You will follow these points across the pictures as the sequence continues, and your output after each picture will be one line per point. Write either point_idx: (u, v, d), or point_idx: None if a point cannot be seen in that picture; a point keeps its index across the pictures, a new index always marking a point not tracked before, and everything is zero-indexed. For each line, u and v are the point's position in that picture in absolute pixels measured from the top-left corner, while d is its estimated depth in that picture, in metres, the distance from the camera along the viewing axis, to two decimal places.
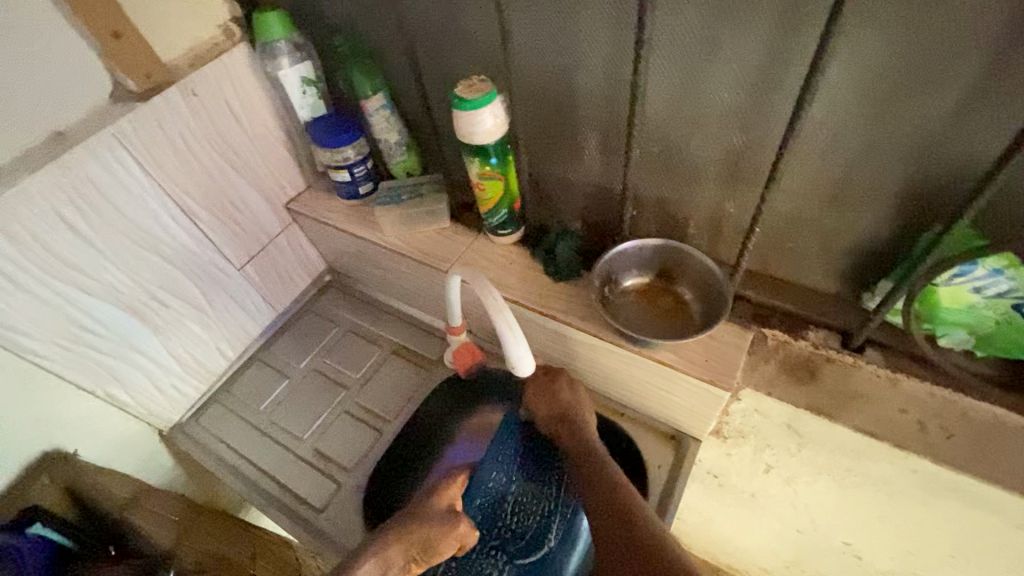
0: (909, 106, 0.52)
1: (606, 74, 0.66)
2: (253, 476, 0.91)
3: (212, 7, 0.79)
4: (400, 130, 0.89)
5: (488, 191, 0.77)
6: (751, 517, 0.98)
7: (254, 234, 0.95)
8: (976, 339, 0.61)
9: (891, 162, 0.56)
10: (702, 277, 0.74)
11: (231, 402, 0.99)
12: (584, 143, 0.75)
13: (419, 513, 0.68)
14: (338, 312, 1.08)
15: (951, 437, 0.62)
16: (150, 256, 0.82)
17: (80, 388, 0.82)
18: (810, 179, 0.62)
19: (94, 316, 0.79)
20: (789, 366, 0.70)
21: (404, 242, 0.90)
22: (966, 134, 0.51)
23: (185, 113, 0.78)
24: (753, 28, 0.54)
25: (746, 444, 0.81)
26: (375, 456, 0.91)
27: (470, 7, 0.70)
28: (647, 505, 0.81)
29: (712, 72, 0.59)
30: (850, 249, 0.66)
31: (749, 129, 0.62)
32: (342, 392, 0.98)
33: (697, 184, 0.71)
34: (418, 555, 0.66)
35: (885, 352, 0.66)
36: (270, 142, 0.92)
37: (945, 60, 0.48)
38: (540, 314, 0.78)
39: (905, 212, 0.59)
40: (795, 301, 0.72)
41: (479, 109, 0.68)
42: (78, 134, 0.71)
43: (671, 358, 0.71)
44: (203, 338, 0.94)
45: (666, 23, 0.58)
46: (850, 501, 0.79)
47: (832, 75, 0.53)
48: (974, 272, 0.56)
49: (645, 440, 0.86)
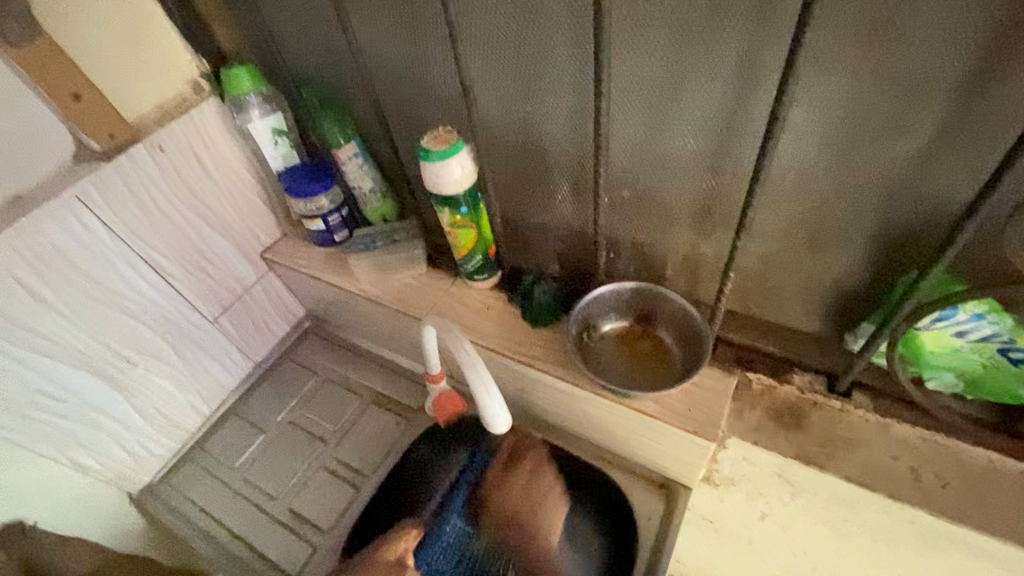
0: (874, 151, 0.51)
1: (570, 122, 0.66)
2: (224, 540, 0.88)
3: (180, 64, 0.80)
4: (374, 176, 0.88)
5: (461, 239, 0.76)
6: (752, 563, 0.93)
7: (228, 286, 0.93)
8: (963, 383, 0.60)
9: (862, 204, 0.55)
10: (680, 320, 0.72)
11: (205, 460, 0.96)
12: (555, 189, 0.74)
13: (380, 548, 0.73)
14: (316, 359, 1.05)
15: (945, 485, 0.59)
16: (118, 316, 0.80)
17: (43, 455, 0.79)
18: (781, 222, 0.61)
19: (58, 380, 0.76)
20: (775, 413, 0.67)
21: (377, 288, 0.88)
22: (935, 177, 0.50)
23: (153, 171, 0.77)
24: (712, 74, 0.54)
25: (737, 491, 0.78)
26: (355, 513, 0.87)
27: (433, 60, 0.70)
28: (637, 557, 0.77)
29: (674, 118, 0.59)
30: (830, 290, 0.64)
31: (716, 173, 0.61)
32: (320, 446, 0.95)
33: (671, 227, 0.69)
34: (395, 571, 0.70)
35: (873, 397, 0.66)
36: (242, 192, 0.90)
37: (908, 106, 0.47)
38: (515, 361, 0.76)
39: (881, 253, 0.58)
40: (778, 343, 0.72)
41: (445, 160, 0.67)
42: (37, 197, 0.69)
43: (651, 407, 0.68)
44: (175, 396, 0.92)
45: (623, 72, 0.58)
46: (848, 547, 0.74)
47: (794, 122, 0.52)
48: (955, 316, 0.54)
49: (632, 488, 0.82)
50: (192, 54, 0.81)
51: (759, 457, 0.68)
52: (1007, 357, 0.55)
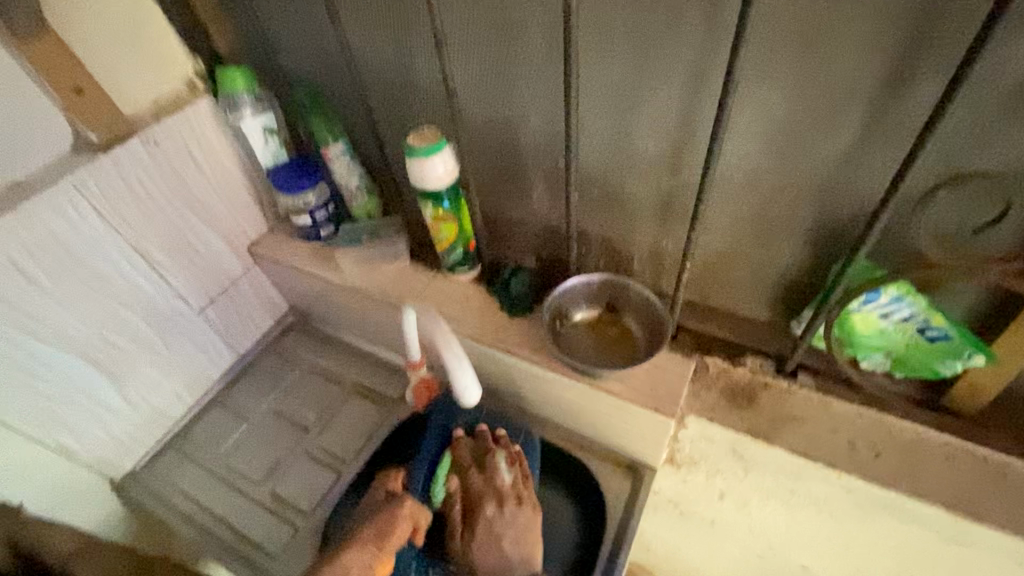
0: (807, 151, 0.58)
1: (544, 125, 0.72)
2: (207, 523, 0.90)
3: (176, 62, 0.83)
4: (360, 175, 0.93)
5: (442, 232, 0.81)
6: (714, 546, 0.99)
7: (215, 278, 0.97)
8: (891, 360, 0.66)
9: (801, 199, 0.62)
10: (645, 309, 0.78)
11: (188, 447, 0.98)
12: (531, 188, 0.80)
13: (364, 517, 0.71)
14: (300, 352, 1.08)
15: (878, 455, 0.66)
16: (108, 303, 0.83)
17: (30, 438, 0.80)
18: (731, 218, 0.67)
19: (50, 365, 0.79)
20: (730, 393, 0.74)
21: (361, 280, 0.92)
22: (859, 174, 0.57)
23: (148, 164, 0.81)
24: (667, 83, 0.61)
25: (698, 471, 0.84)
26: (336, 497, 0.90)
27: (419, 65, 0.76)
28: (607, 528, 0.82)
29: (636, 121, 0.65)
30: (775, 281, 0.71)
31: (674, 173, 0.68)
32: (303, 433, 0.98)
33: (637, 223, 0.76)
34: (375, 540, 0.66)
35: (816, 376, 0.71)
36: (231, 187, 0.94)
37: (832, 113, 0.54)
38: (494, 348, 0.81)
39: (819, 244, 0.65)
40: (734, 330, 0.78)
41: (429, 157, 0.73)
42: (36, 185, 0.72)
43: (618, 387, 0.74)
44: (161, 383, 0.94)
45: (595, 78, 0.64)
46: (798, 520, 0.81)
47: (737, 126, 0.59)
48: (879, 299, 0.62)
49: (601, 469, 0.87)
50: (189, 54, 0.85)
51: (716, 434, 0.74)
52: (926, 336, 0.63)
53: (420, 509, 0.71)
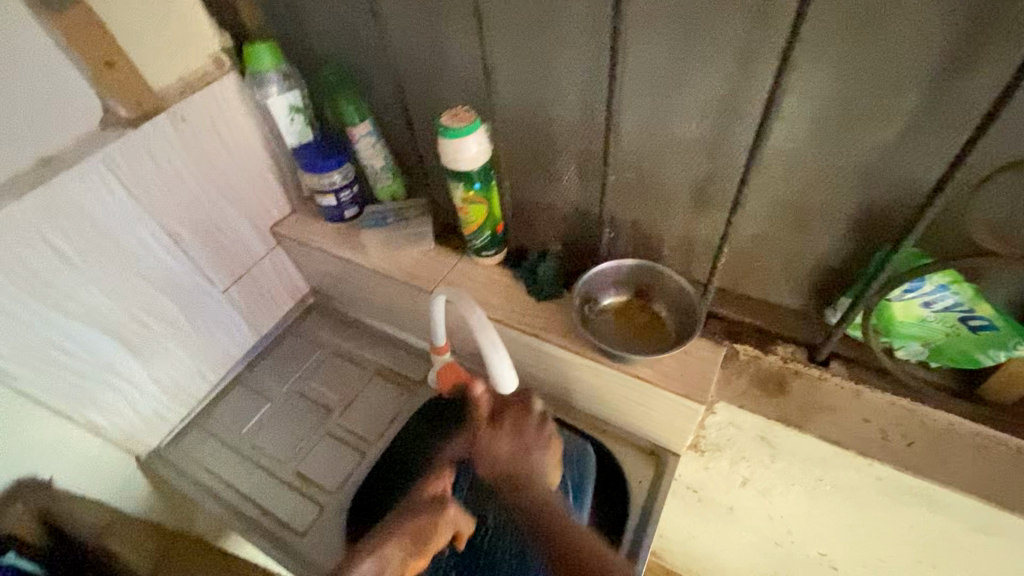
0: (855, 136, 0.57)
1: (580, 107, 0.71)
2: (231, 499, 0.91)
3: (204, 38, 0.82)
4: (386, 156, 0.92)
5: (472, 215, 0.80)
6: (731, 533, 0.99)
7: (239, 258, 0.96)
8: (929, 350, 0.66)
9: (844, 186, 0.61)
10: (675, 295, 0.78)
11: (211, 425, 0.99)
12: (562, 171, 0.79)
13: (407, 507, 0.69)
14: (321, 334, 1.09)
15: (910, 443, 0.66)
16: (136, 280, 0.83)
17: (60, 412, 0.81)
18: (771, 203, 0.67)
19: (79, 340, 0.79)
20: (761, 380, 0.74)
21: (386, 262, 0.91)
22: (908, 160, 0.56)
23: (175, 141, 0.80)
24: (713, 63, 0.59)
25: (721, 457, 0.84)
26: (359, 478, 0.91)
27: (452, 44, 0.74)
28: (630, 510, 0.83)
29: (678, 103, 0.64)
30: (811, 268, 0.71)
31: (714, 158, 0.67)
32: (326, 414, 0.98)
33: (671, 208, 0.75)
34: (417, 545, 0.65)
35: (848, 365, 0.71)
36: (256, 166, 0.93)
37: (885, 97, 0.53)
38: (522, 332, 0.81)
39: (860, 231, 0.64)
40: (767, 319, 0.76)
41: (464, 137, 0.72)
42: (66, 159, 0.72)
43: (648, 373, 0.74)
44: (185, 361, 0.95)
45: (637, 58, 0.63)
46: (821, 507, 0.81)
47: (785, 110, 0.58)
48: (922, 288, 0.62)
49: (624, 454, 0.87)
50: (216, 30, 0.84)
51: None
52: (969, 326, 0.62)
53: (460, 515, 0.72)
